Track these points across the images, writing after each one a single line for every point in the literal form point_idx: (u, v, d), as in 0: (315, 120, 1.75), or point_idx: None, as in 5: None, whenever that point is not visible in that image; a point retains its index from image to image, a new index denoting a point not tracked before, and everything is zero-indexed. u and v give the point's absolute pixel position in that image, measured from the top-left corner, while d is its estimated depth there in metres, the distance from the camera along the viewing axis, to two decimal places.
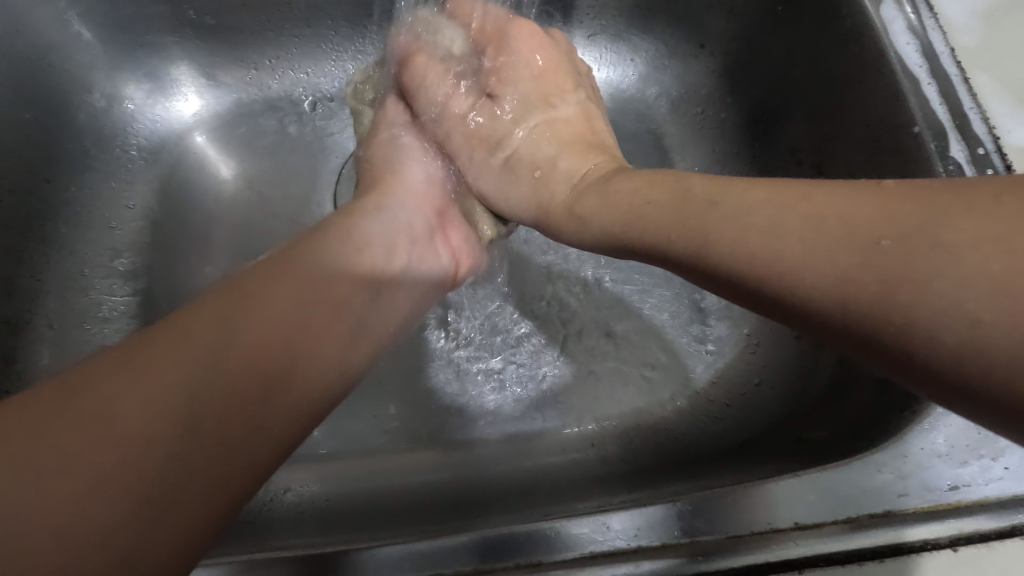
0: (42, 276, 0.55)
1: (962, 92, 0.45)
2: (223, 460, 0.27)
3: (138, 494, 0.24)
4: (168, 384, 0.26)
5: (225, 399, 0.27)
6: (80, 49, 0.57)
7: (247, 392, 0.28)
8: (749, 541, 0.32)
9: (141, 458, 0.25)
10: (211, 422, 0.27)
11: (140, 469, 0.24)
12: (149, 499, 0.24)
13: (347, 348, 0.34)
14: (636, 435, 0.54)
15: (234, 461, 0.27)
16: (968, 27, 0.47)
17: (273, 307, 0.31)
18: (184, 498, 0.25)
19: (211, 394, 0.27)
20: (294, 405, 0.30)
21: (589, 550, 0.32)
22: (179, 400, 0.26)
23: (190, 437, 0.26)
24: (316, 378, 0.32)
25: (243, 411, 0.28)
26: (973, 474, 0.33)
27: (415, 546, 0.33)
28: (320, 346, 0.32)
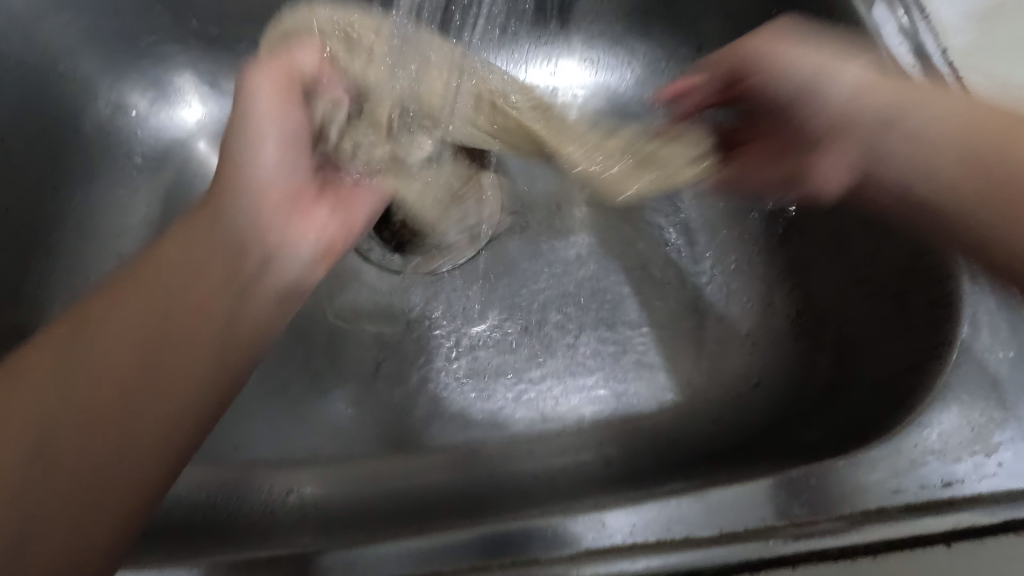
0: (50, 283, 0.56)
1: (954, 92, 0.45)
2: (120, 453, 0.34)
3: (125, 491, 0.34)
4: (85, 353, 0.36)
5: (145, 360, 0.36)
6: (88, 58, 0.59)
7: (108, 383, 0.35)
8: (744, 537, 0.32)
9: (121, 477, 0.34)
10: (75, 417, 0.34)
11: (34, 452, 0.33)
12: (88, 498, 0.33)
13: (197, 349, 0.38)
14: (636, 436, 0.54)
15: (120, 438, 0.35)
16: (959, 28, 0.48)
17: (173, 272, 0.39)
18: (98, 511, 0.33)
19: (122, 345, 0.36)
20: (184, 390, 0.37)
21: (586, 547, 0.33)
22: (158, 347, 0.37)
23: (62, 465, 0.33)
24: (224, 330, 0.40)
25: (103, 395, 0.35)
26: (966, 470, 0.34)
27: (413, 543, 0.33)
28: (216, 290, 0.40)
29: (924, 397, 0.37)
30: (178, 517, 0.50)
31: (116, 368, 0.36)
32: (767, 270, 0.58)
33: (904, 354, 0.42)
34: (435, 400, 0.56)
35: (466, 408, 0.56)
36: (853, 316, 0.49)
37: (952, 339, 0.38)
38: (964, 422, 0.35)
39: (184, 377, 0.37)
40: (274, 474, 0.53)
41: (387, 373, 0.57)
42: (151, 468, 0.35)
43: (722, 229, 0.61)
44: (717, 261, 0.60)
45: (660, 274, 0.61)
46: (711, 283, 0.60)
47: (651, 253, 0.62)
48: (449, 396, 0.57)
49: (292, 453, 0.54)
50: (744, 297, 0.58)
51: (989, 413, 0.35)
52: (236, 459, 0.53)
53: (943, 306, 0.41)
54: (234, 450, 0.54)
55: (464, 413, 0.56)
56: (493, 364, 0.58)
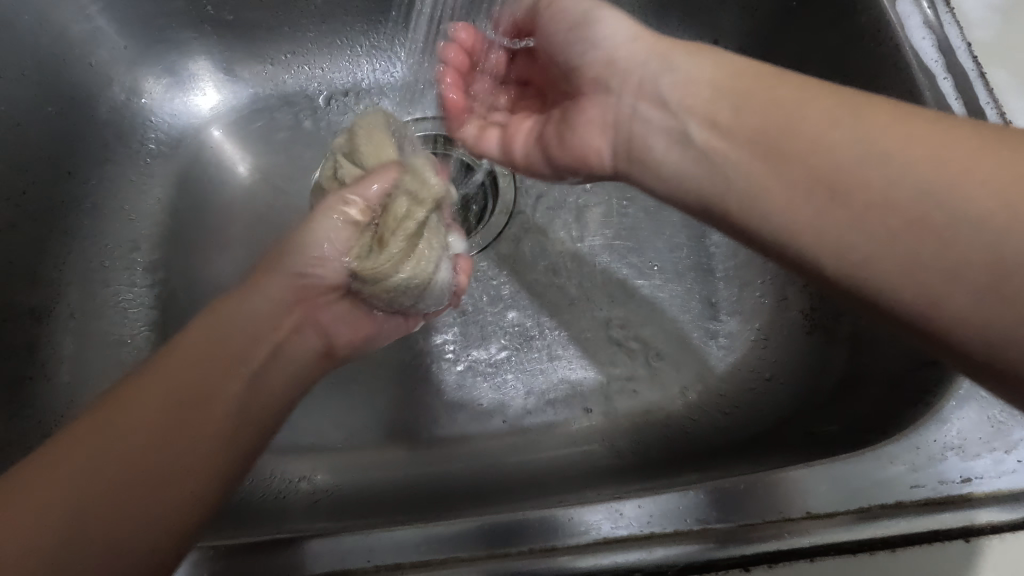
0: (65, 265, 0.56)
1: (978, 87, 0.44)
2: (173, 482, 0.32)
3: (157, 534, 0.31)
4: (113, 432, 0.32)
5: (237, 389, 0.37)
6: (104, 42, 0.59)
7: (155, 452, 0.33)
8: (762, 529, 0.32)
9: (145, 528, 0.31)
10: (101, 495, 0.30)
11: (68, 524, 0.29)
12: (121, 549, 0.30)
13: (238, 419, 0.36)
14: (647, 430, 0.54)
15: (179, 500, 0.32)
16: (983, 23, 0.47)
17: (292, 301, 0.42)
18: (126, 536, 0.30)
19: (155, 427, 0.33)
20: (215, 456, 0.34)
21: (602, 536, 0.33)
22: (210, 417, 0.35)
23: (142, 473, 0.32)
24: (260, 402, 0.38)
25: (130, 478, 0.31)
26: (985, 466, 0.34)
27: (426, 529, 0.33)
28: (258, 361, 0.39)
29: (943, 392, 0.36)
30: None
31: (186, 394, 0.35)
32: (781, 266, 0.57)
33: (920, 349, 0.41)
34: (446, 390, 0.56)
35: (477, 398, 0.56)
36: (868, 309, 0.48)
37: None
38: (983, 418, 0.35)
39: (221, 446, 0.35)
40: (285, 460, 0.53)
41: (399, 362, 0.57)
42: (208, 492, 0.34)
43: None
44: (730, 255, 0.60)
45: (672, 268, 0.60)
46: (724, 278, 0.59)
47: (663, 247, 0.61)
48: (459, 386, 0.57)
49: (302, 440, 0.54)
50: (758, 292, 0.58)
51: (1010, 410, 0.35)
52: None
53: None
54: None
55: (474, 403, 0.56)
56: (504, 356, 0.57)
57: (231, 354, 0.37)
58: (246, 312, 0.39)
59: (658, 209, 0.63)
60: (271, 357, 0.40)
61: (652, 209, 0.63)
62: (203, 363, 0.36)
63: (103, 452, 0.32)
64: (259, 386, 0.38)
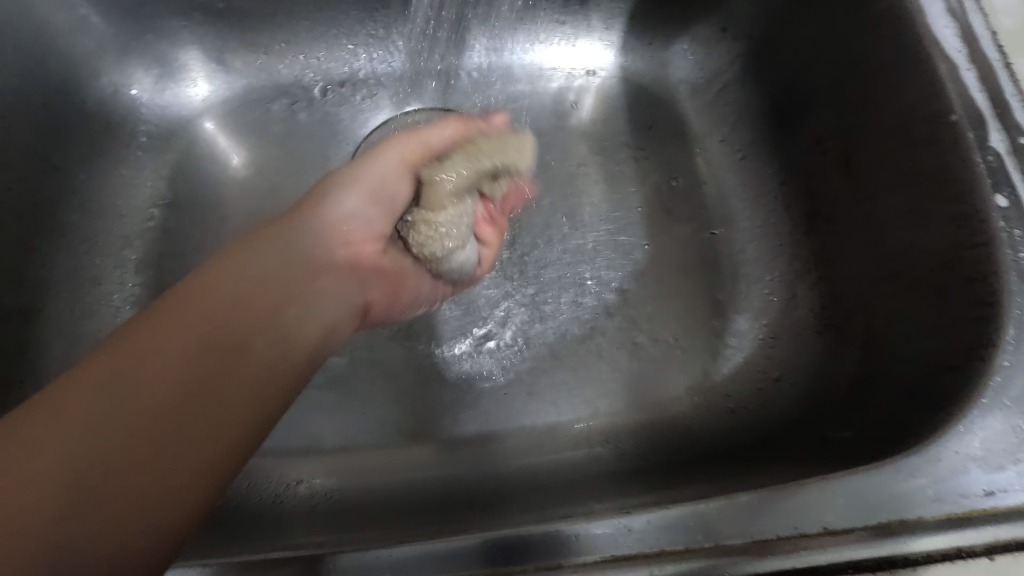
0: (54, 265, 0.55)
1: (1003, 78, 0.42)
2: (162, 470, 0.27)
3: (191, 489, 0.27)
4: (112, 393, 0.27)
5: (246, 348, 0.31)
6: (90, 32, 0.57)
7: (175, 408, 0.28)
8: (777, 546, 0.31)
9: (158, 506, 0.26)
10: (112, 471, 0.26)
11: (88, 522, 0.24)
12: (178, 496, 0.27)
13: (256, 387, 0.31)
14: (653, 432, 0.53)
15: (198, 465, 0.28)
16: (1008, 9, 0.45)
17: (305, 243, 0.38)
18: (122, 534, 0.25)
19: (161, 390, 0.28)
20: (247, 405, 0.30)
21: (609, 553, 0.31)
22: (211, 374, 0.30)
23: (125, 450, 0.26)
24: (290, 347, 0.34)
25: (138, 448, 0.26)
26: (1010, 479, 0.32)
27: (428, 546, 0.32)
28: (287, 308, 0.34)
29: (964, 402, 0.35)
30: None
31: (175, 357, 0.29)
32: (791, 263, 0.56)
33: (939, 354, 0.40)
34: (446, 391, 0.55)
35: (478, 400, 0.55)
36: (882, 310, 0.47)
37: (994, 343, 0.36)
38: (1008, 428, 0.33)
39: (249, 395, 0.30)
40: (283, 463, 0.52)
41: (399, 363, 0.56)
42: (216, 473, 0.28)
43: (744, 220, 0.59)
44: (738, 251, 0.58)
45: (678, 265, 0.59)
46: (733, 275, 0.58)
47: (670, 243, 0.60)
48: (460, 387, 0.55)
49: (300, 442, 0.53)
50: (766, 289, 0.56)
51: None
52: None
53: (985, 304, 0.38)
54: None
55: (475, 404, 0.55)
56: (506, 356, 0.56)
57: (249, 312, 0.32)
58: (245, 266, 0.34)
59: (665, 204, 0.61)
60: (299, 305, 0.35)
61: (658, 203, 0.61)
62: (208, 321, 0.31)
63: (103, 413, 0.27)
64: (286, 334, 0.33)
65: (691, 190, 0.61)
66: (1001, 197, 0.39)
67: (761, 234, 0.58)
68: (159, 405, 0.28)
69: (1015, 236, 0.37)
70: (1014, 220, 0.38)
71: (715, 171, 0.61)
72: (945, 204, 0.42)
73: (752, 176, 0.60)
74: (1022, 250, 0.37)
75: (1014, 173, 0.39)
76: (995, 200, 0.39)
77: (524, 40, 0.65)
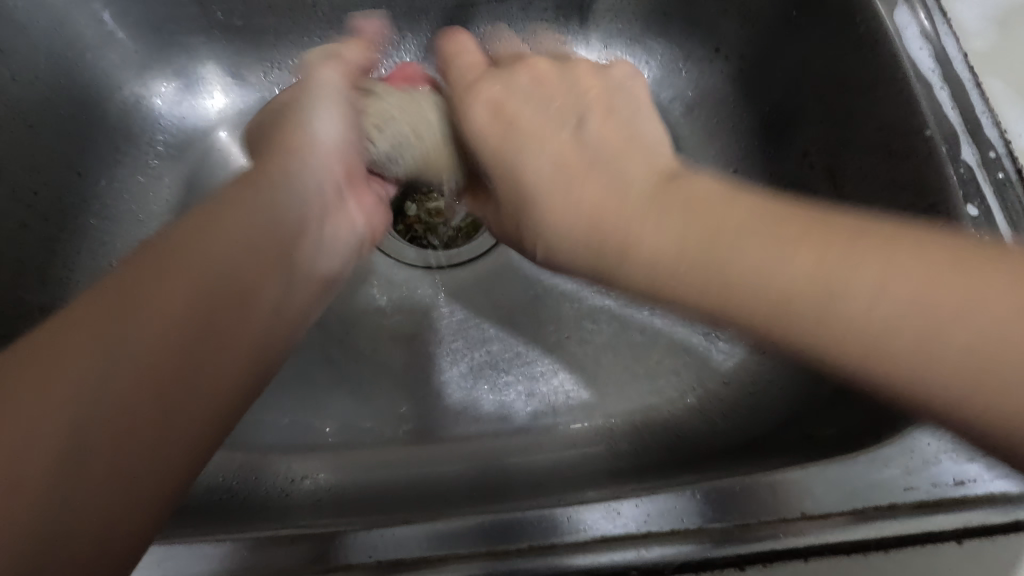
0: (74, 264, 0.58)
1: (975, 96, 0.46)
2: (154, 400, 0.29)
3: (202, 427, 0.30)
4: (143, 327, 0.29)
5: (168, 366, 0.29)
6: (115, 46, 0.60)
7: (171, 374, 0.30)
8: (757, 528, 0.33)
9: (174, 450, 0.29)
10: (167, 380, 0.29)
11: (114, 402, 0.28)
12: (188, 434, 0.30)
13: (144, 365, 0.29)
14: (647, 432, 0.55)
15: (199, 431, 0.30)
16: (979, 32, 0.48)
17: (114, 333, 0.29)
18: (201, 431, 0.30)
19: (123, 398, 0.28)
20: (174, 348, 0.30)
21: (601, 534, 0.33)
22: (193, 298, 0.31)
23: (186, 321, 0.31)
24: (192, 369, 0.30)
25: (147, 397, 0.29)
26: (979, 470, 0.34)
27: (435, 524, 0.34)
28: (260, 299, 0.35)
29: None
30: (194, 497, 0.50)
31: (133, 360, 0.29)
32: None
33: None
34: (448, 393, 0.57)
35: (478, 401, 0.57)
36: None
37: None
38: None
39: (240, 363, 0.33)
40: (288, 459, 0.54)
41: (405, 363, 0.58)
42: (181, 449, 0.29)
43: None
44: None
45: None
46: None
47: None
48: (461, 389, 0.57)
49: (301, 439, 0.55)
50: None
51: None
52: (248, 444, 0.54)
53: None
54: (250, 436, 0.55)
55: (475, 406, 0.57)
56: (504, 357, 0.58)
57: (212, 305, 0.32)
58: (145, 284, 0.31)
59: None
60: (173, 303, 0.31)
61: None
62: (133, 365, 0.29)
63: (147, 307, 0.30)
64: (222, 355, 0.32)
65: None
66: (971, 206, 0.42)
67: None
68: (164, 342, 0.30)
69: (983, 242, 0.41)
70: (984, 228, 0.41)
71: None
72: (921, 212, 0.45)
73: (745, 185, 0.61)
74: None
75: (984, 185, 0.43)
76: (967, 210, 0.42)
77: None
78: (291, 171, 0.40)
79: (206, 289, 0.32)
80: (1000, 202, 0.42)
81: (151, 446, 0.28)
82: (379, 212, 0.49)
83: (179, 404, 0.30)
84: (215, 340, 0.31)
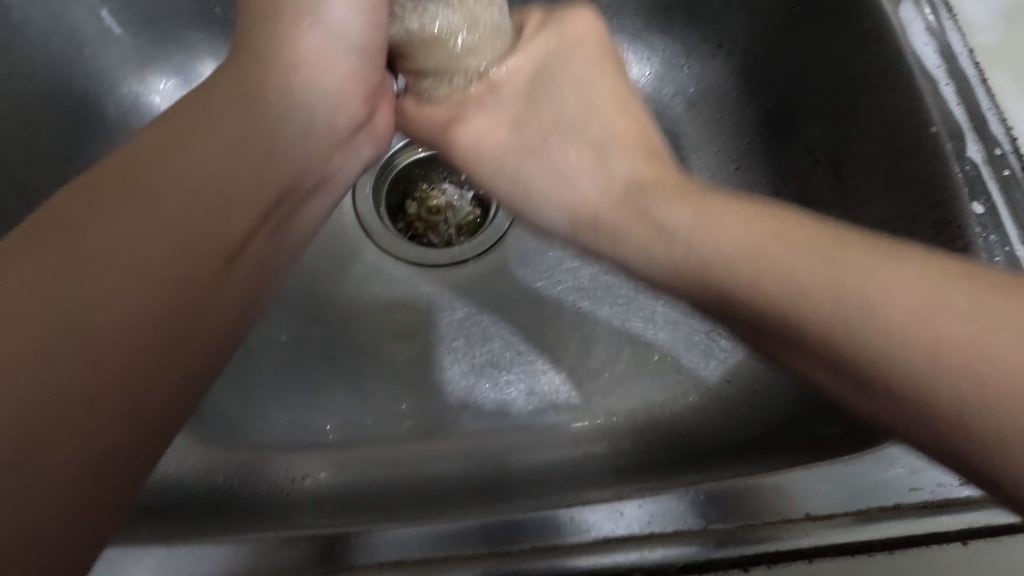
0: None
1: (981, 93, 0.45)
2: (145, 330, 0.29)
3: (189, 362, 0.30)
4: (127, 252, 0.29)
5: (158, 293, 0.30)
6: (113, 42, 0.59)
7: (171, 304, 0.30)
8: (760, 529, 0.33)
9: (164, 382, 0.29)
10: (160, 311, 0.29)
11: (106, 325, 0.28)
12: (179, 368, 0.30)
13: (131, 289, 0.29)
14: (649, 430, 0.54)
15: (188, 364, 0.30)
16: (986, 27, 0.48)
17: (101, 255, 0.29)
18: (192, 363, 0.31)
19: (119, 326, 0.28)
20: (161, 275, 0.30)
21: (603, 535, 0.33)
22: (179, 224, 0.31)
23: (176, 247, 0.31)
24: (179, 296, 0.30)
25: (138, 327, 0.28)
26: None
27: (435, 525, 0.34)
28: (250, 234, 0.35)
29: None
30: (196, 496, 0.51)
31: (124, 286, 0.29)
32: None
33: None
34: (449, 391, 0.57)
35: (479, 399, 0.57)
36: None
37: None
38: None
39: (225, 306, 0.33)
40: (288, 458, 0.54)
41: (406, 361, 0.58)
42: (173, 381, 0.30)
43: None
44: None
45: None
46: None
47: None
48: (462, 387, 0.57)
49: (301, 437, 0.55)
50: None
51: None
52: (248, 443, 0.54)
53: None
54: (250, 435, 0.55)
55: (476, 404, 0.56)
56: (507, 355, 0.58)
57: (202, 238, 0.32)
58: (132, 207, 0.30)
59: None
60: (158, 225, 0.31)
61: None
62: (120, 289, 0.28)
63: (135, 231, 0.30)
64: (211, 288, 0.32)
65: None
66: (977, 204, 0.42)
67: None
68: (152, 269, 0.30)
69: (989, 240, 0.41)
70: (990, 226, 0.41)
71: (712, 180, 0.62)
72: (925, 211, 0.45)
73: (748, 182, 0.61)
74: (996, 254, 0.41)
75: (990, 182, 0.43)
76: (972, 208, 0.42)
77: None
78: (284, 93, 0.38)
79: (196, 218, 0.32)
80: (1006, 200, 0.42)
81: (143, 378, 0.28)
82: (370, 145, 0.46)
83: (162, 333, 0.29)
84: (208, 274, 0.32)
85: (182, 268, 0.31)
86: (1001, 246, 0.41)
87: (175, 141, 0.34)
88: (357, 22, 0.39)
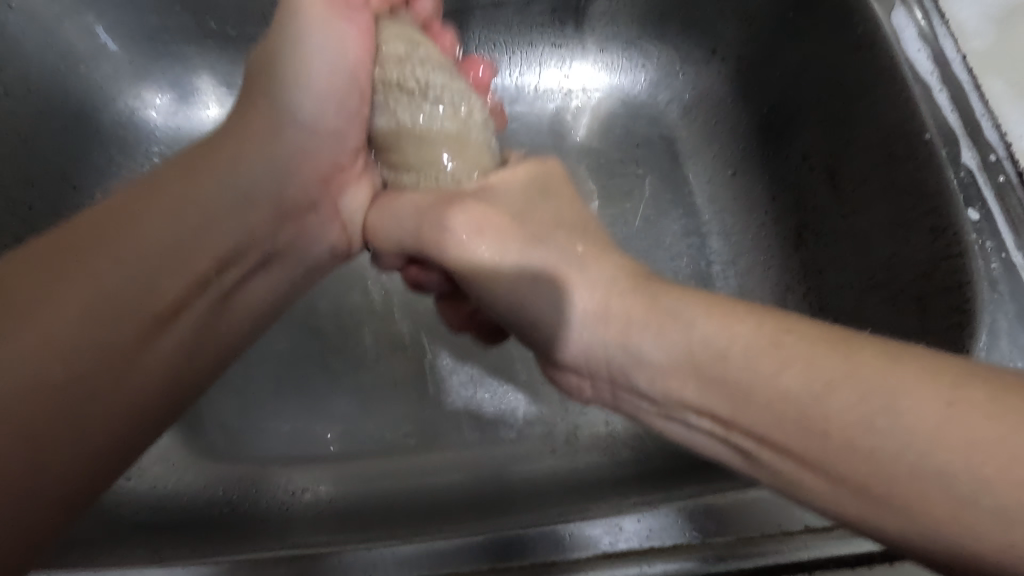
0: None
1: (975, 99, 0.45)
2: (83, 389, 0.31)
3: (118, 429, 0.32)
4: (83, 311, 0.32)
5: (103, 357, 0.32)
6: (108, 57, 0.59)
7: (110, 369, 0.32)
8: (760, 542, 0.32)
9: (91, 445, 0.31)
10: (102, 376, 0.32)
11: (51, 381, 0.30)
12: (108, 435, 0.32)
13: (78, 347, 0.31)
14: (649, 439, 0.54)
15: (118, 432, 0.32)
16: (979, 32, 0.48)
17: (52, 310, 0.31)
18: (120, 433, 0.33)
19: (57, 381, 0.30)
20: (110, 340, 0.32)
21: (602, 550, 0.33)
22: (129, 286, 0.34)
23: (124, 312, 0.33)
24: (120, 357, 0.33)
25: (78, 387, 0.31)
26: None
27: (434, 542, 0.34)
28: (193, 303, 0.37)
29: None
30: (196, 512, 0.51)
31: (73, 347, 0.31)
32: (783, 275, 0.57)
33: None
34: (448, 402, 0.57)
35: (478, 411, 0.56)
36: (869, 322, 0.49)
37: (969, 349, 0.38)
38: None
39: (160, 375, 0.35)
40: (288, 472, 0.54)
41: (406, 372, 0.58)
42: (100, 445, 0.32)
43: (737, 233, 0.60)
44: (732, 263, 0.60)
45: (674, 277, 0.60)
46: (724, 286, 0.59)
47: (663, 256, 0.61)
48: (461, 398, 0.57)
49: (300, 451, 0.55)
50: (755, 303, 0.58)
51: None
52: (247, 457, 0.54)
53: (959, 312, 0.41)
54: (249, 449, 0.55)
55: (475, 416, 0.56)
56: (505, 365, 0.58)
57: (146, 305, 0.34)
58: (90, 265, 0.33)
59: (656, 218, 0.62)
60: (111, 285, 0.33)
61: (652, 219, 0.62)
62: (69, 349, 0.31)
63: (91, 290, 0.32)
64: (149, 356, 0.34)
65: (683, 205, 0.62)
66: (972, 210, 0.42)
67: (753, 248, 0.59)
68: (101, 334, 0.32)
69: (985, 247, 0.41)
70: (986, 232, 0.41)
71: (708, 186, 0.62)
72: (921, 217, 0.45)
73: (744, 189, 0.61)
74: (992, 261, 0.41)
75: (985, 189, 0.43)
76: (967, 214, 0.42)
77: (522, 63, 0.66)
78: (246, 156, 0.41)
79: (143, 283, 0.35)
80: (1001, 205, 0.42)
81: (75, 440, 0.30)
82: (333, 228, 0.47)
83: (97, 397, 0.31)
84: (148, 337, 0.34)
85: (125, 330, 0.33)
86: (997, 252, 0.41)
87: (133, 205, 0.36)
88: (331, 109, 0.42)
